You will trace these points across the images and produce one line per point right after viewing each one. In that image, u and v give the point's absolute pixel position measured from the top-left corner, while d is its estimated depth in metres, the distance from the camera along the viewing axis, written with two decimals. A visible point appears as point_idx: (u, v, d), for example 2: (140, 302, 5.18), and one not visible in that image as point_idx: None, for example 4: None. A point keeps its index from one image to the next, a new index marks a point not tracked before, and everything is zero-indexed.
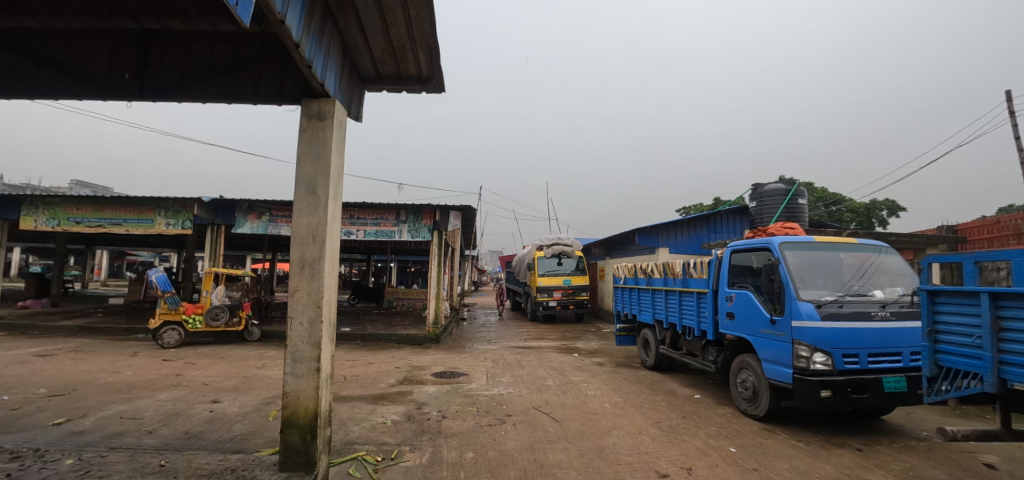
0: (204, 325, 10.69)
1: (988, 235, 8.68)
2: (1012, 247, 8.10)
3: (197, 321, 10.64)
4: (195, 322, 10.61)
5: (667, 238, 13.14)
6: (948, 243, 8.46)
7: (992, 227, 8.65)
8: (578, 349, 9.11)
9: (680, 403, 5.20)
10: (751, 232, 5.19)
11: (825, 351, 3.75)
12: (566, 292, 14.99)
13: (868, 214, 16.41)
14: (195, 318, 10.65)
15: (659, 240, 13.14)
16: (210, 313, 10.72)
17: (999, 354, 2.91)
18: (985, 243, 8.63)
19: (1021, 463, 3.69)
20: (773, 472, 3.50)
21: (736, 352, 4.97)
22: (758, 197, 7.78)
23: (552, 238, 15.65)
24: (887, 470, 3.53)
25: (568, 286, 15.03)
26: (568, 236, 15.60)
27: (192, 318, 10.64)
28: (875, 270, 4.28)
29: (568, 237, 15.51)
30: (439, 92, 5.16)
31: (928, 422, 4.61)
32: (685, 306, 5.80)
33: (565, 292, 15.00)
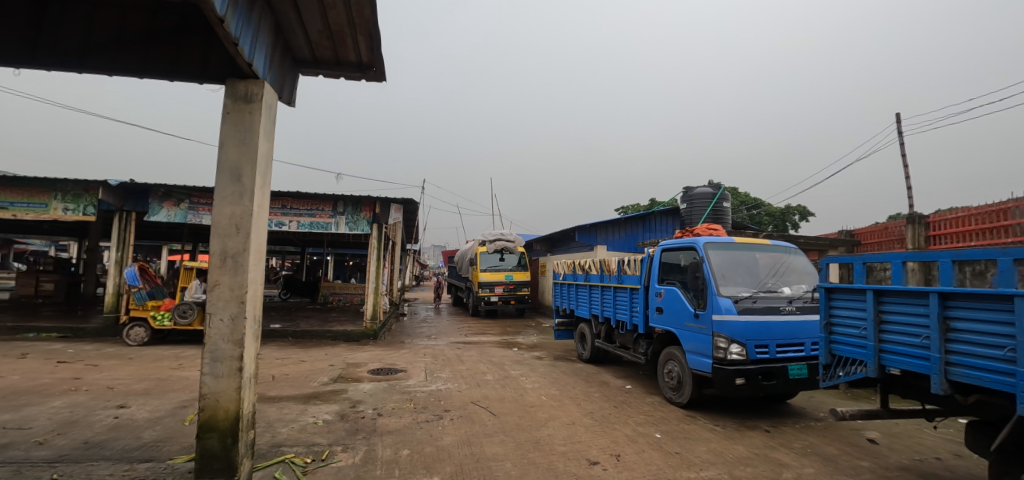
0: (171, 323, 9.87)
1: (878, 239, 9.89)
2: (896, 251, 9.28)
3: (164, 318, 9.88)
4: (162, 320, 9.88)
5: (606, 236, 13.68)
6: (847, 245, 9.48)
7: (882, 233, 9.86)
8: (517, 343, 9.23)
9: (612, 394, 5.45)
10: (680, 232, 5.52)
11: (740, 343, 4.09)
12: (509, 288, 15.15)
13: (783, 218, 18.13)
14: (164, 315, 9.88)
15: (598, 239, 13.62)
16: (176, 310, 9.72)
17: (880, 344, 3.32)
18: (875, 247, 9.83)
19: (895, 438, 4.26)
20: (693, 455, 3.77)
21: (663, 344, 5.28)
22: (688, 199, 8.28)
23: (496, 233, 15.72)
24: (789, 448, 3.93)
25: (510, 282, 15.19)
26: (511, 232, 15.73)
27: (161, 315, 9.88)
28: (785, 269, 4.71)
29: (511, 233, 15.64)
30: (380, 81, 5.00)
31: (824, 404, 5.17)
32: (619, 301, 6.07)
33: (507, 287, 15.15)
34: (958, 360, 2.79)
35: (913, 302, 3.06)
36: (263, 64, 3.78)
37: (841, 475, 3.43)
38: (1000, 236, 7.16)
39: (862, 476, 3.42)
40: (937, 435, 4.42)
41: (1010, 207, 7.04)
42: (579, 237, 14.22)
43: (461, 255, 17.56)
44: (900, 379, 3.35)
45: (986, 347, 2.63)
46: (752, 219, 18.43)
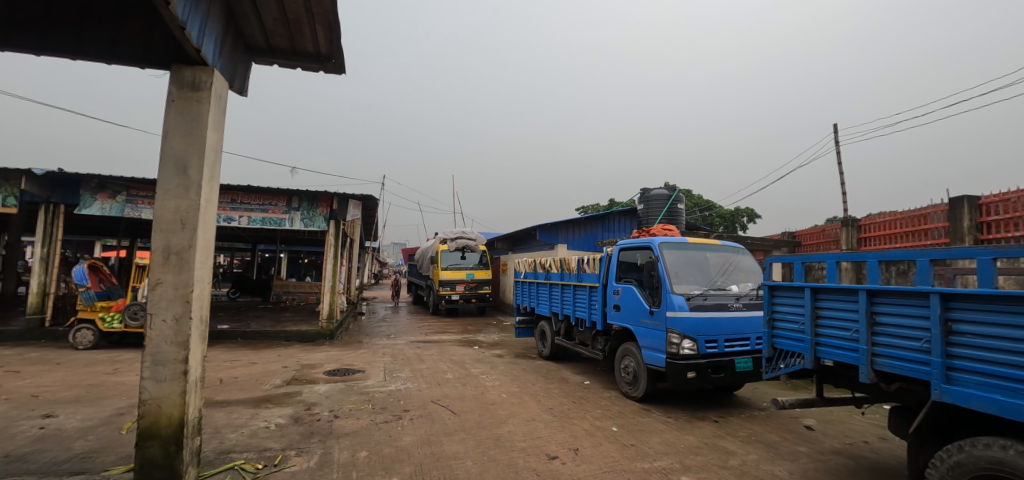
0: (121, 326, 9.21)
1: (817, 241, 10.61)
2: (832, 252, 9.99)
3: (113, 320, 9.21)
4: (111, 321, 9.20)
5: (567, 235, 13.92)
6: (788, 246, 10.13)
7: (820, 235, 10.59)
8: (478, 342, 9.23)
9: (571, 390, 5.57)
10: (637, 232, 5.70)
11: (691, 338, 4.28)
12: (469, 286, 15.15)
13: (733, 220, 19.09)
14: (114, 317, 9.21)
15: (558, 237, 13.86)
16: (127, 311, 9.07)
17: (815, 338, 3.58)
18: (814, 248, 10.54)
19: (829, 424, 4.60)
20: (647, 446, 3.92)
21: (620, 341, 5.45)
22: (645, 201, 8.55)
23: (458, 231, 15.64)
24: (735, 437, 4.17)
25: (471, 280, 15.18)
26: (473, 231, 15.69)
27: (110, 316, 9.20)
28: (734, 267, 4.96)
29: (473, 231, 15.60)
30: (339, 73, 4.86)
31: (767, 395, 5.51)
32: (578, 299, 6.21)
33: (468, 286, 15.14)
34: (884, 351, 3.05)
35: (845, 298, 3.31)
36: (213, 50, 3.57)
37: (781, 460, 3.67)
38: (920, 238, 7.89)
39: (799, 460, 3.68)
40: (865, 420, 4.81)
41: (929, 212, 7.73)
42: (541, 236, 14.39)
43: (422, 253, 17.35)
44: (832, 369, 3.62)
45: (908, 338, 2.89)
46: (705, 220, 19.25)
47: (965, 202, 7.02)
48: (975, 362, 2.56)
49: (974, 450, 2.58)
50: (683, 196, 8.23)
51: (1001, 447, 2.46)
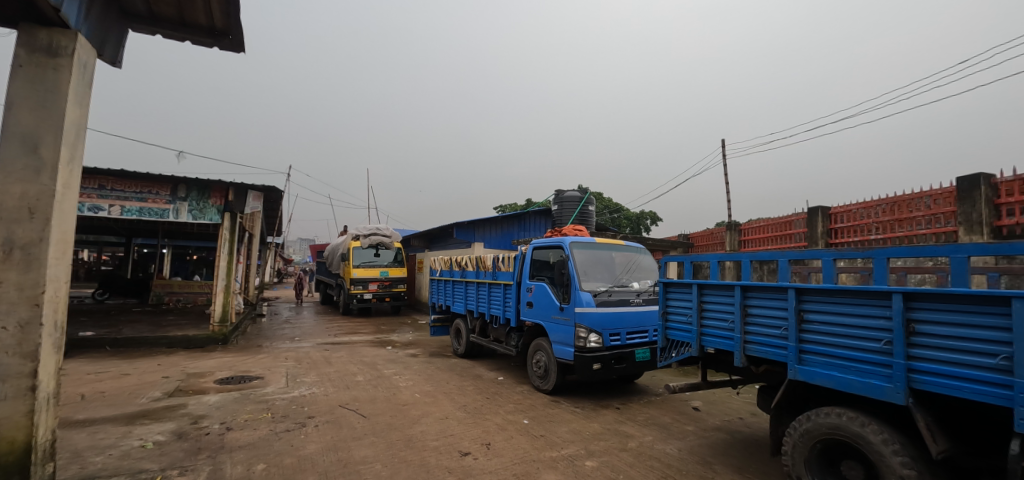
0: None
1: (706, 243, 11.93)
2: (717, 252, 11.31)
3: None
4: None
5: (484, 234, 14.08)
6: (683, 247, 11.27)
7: (708, 237, 11.92)
8: (391, 342, 8.97)
9: (485, 386, 5.67)
10: (549, 231, 5.92)
11: (597, 332, 4.59)
12: (383, 285, 14.68)
13: (638, 222, 20.73)
14: None
15: (474, 236, 13.90)
16: None
17: (700, 329, 3.97)
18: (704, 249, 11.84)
19: (711, 404, 5.22)
20: (555, 436, 4.12)
21: (533, 336, 5.66)
22: (559, 201, 8.93)
23: (371, 227, 15.02)
24: (634, 421, 4.55)
25: (385, 278, 14.71)
26: (387, 227, 15.17)
27: None
28: (635, 266, 5.38)
29: (387, 228, 15.09)
30: (237, 52, 4.42)
31: (662, 381, 6.08)
32: (493, 297, 6.33)
33: (381, 285, 14.66)
34: (755, 339, 3.49)
35: (726, 293, 3.72)
36: (76, 11, 3.05)
37: (672, 439, 4.08)
38: (786, 241, 9.26)
39: (686, 438, 4.12)
40: (739, 399, 5.54)
41: (793, 220, 9.09)
42: (456, 233, 14.25)
43: (332, 250, 16.40)
44: (713, 356, 4.07)
45: (774, 327, 3.36)
46: (613, 222, 20.55)
47: (819, 212, 8.35)
48: (822, 346, 3.08)
49: (818, 418, 3.07)
50: (593, 198, 8.77)
51: (837, 414, 2.98)
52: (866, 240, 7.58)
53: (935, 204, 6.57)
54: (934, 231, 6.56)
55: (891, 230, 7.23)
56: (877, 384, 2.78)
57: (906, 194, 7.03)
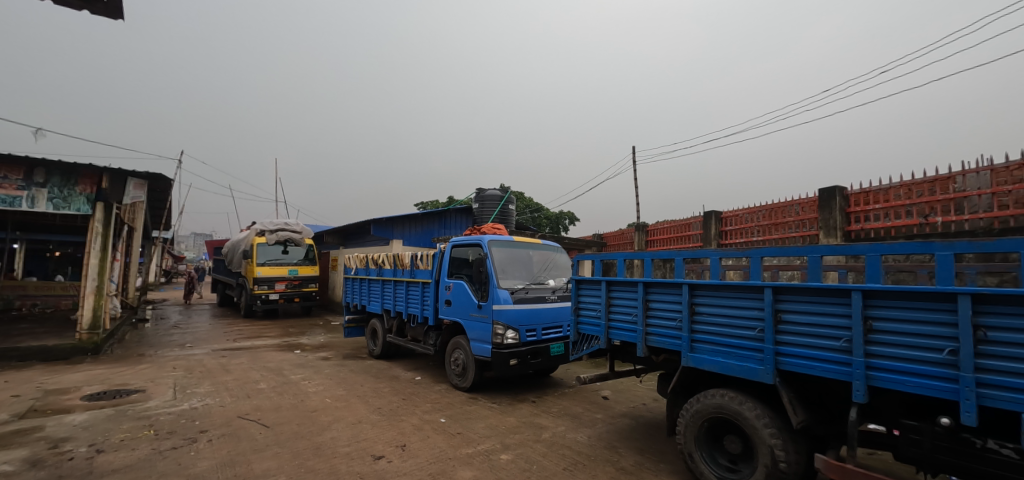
0: None
1: (617, 242, 12.72)
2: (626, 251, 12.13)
3: None
4: None
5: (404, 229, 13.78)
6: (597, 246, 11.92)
7: (619, 236, 12.73)
8: (300, 345, 8.41)
9: (401, 387, 5.54)
10: (468, 229, 5.90)
11: (514, 328, 4.69)
12: (292, 284, 13.77)
13: (557, 221, 21.59)
14: None
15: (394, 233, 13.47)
16: None
17: (608, 322, 4.19)
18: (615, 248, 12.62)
19: (619, 392, 5.58)
20: (472, 432, 4.15)
21: (451, 334, 5.64)
22: (480, 199, 8.98)
23: (279, 222, 14.00)
24: (548, 413, 4.72)
25: (294, 277, 13.79)
26: (296, 222, 14.24)
27: None
28: (552, 264, 5.54)
29: (297, 223, 14.15)
30: (113, 19, 3.84)
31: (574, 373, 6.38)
32: (411, 296, 6.20)
33: (289, 284, 13.72)
34: (655, 330, 3.78)
35: (631, 288, 3.97)
36: None
37: (582, 427, 4.30)
38: (686, 241, 10.18)
39: (595, 426, 4.37)
40: (643, 386, 5.98)
41: (692, 222, 10.01)
42: (376, 232, 13.61)
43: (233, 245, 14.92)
44: (619, 347, 4.33)
45: (671, 319, 3.67)
46: (533, 221, 21.06)
47: (713, 215, 9.27)
48: (709, 335, 3.42)
49: (705, 399, 3.40)
50: (513, 197, 8.94)
51: (720, 395, 3.33)
52: (749, 241, 8.57)
53: (803, 211, 7.61)
54: (801, 234, 7.61)
55: (769, 233, 8.26)
56: (753, 366, 3.16)
57: (781, 202, 8.07)
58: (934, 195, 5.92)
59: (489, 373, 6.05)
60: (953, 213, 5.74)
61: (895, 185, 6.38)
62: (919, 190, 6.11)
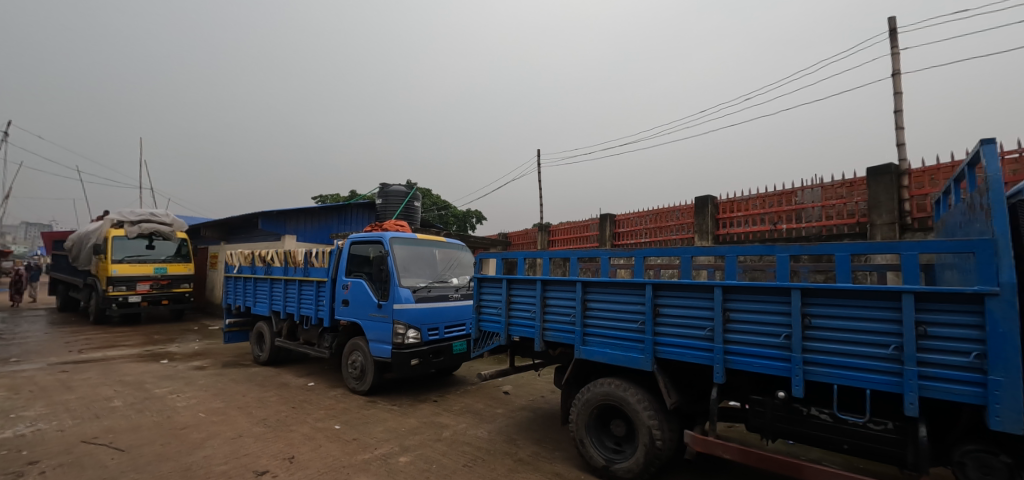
0: None
1: (521, 241, 13.15)
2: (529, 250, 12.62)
3: None
4: None
5: (296, 226, 13.04)
6: (502, 244, 12.20)
7: (523, 236, 13.17)
8: (168, 355, 7.38)
9: (291, 394, 5.15)
10: (369, 225, 5.65)
11: (416, 327, 4.62)
12: (158, 284, 12.05)
13: (464, 219, 21.73)
14: None
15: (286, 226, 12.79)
16: None
17: (508, 319, 4.29)
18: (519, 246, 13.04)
19: (519, 387, 5.77)
20: (369, 437, 3.99)
21: (349, 336, 5.39)
22: (383, 195, 8.66)
23: (144, 212, 12.23)
24: (450, 411, 4.72)
25: (161, 277, 12.07)
26: (166, 214, 12.49)
27: None
28: (456, 262, 5.51)
29: (168, 214, 12.45)
30: None
31: (476, 369, 6.48)
32: (305, 295, 5.80)
33: (156, 284, 12.02)
34: (551, 326, 3.96)
35: (530, 286, 4.12)
36: None
37: (483, 423, 4.37)
38: (583, 241, 10.86)
39: (495, 421, 4.46)
40: (542, 379, 6.27)
41: (589, 224, 10.72)
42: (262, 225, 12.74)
43: (81, 237, 12.56)
44: (518, 343, 4.45)
45: (566, 314, 3.88)
46: (441, 219, 20.85)
47: (608, 218, 10.01)
48: (599, 328, 3.68)
49: (595, 388, 3.65)
50: (419, 194, 8.81)
51: (608, 383, 3.59)
52: (637, 242, 9.39)
53: (682, 216, 8.51)
54: (681, 237, 8.50)
55: (655, 235, 9.12)
56: (635, 356, 3.46)
57: (665, 208, 8.95)
58: (781, 206, 7.01)
59: (390, 374, 5.88)
60: (794, 222, 6.86)
61: (753, 197, 7.44)
62: (770, 201, 7.21)
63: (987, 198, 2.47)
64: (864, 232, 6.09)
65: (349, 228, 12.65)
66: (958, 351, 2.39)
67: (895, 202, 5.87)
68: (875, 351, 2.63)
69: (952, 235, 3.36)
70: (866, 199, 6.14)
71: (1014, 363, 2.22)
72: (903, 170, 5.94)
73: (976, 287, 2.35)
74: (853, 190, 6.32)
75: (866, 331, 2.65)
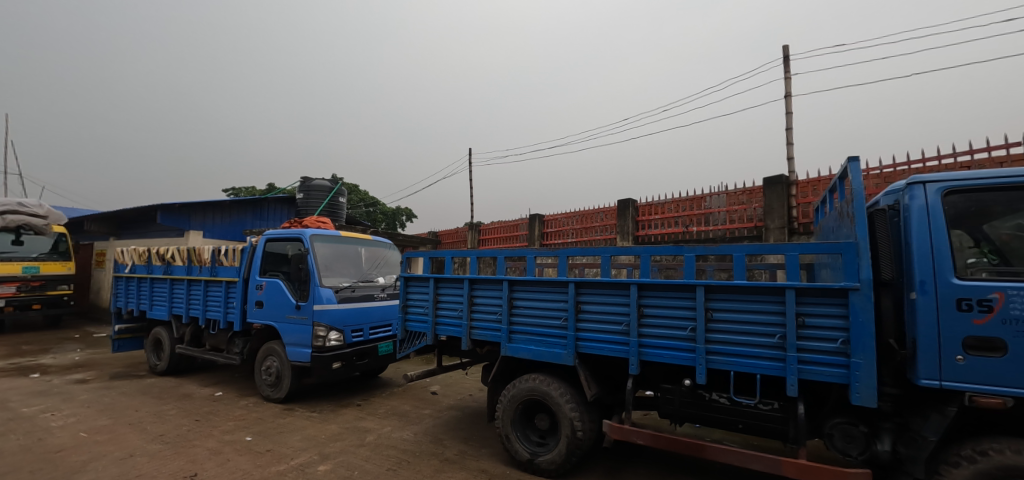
0: None
1: (452, 239, 13.07)
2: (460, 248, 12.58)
3: None
4: None
5: (203, 222, 11.49)
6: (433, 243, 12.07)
7: (454, 234, 13.10)
8: (37, 368, 6.37)
9: (195, 406, 4.69)
10: (288, 222, 5.31)
11: (338, 329, 4.42)
12: (27, 285, 10.31)
13: (394, 216, 21.12)
14: None
15: (191, 224, 11.25)
16: None
17: (435, 318, 4.26)
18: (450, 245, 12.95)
19: (447, 386, 5.75)
20: (285, 447, 3.75)
21: (263, 340, 5.03)
22: (305, 190, 8.16)
23: (8, 201, 10.50)
24: (374, 415, 4.58)
25: (31, 277, 10.40)
26: (37, 205, 10.91)
27: None
28: (383, 261, 5.34)
29: (40, 205, 10.84)
30: None
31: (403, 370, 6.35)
32: (212, 297, 5.32)
33: (24, 285, 10.29)
34: (478, 324, 4.00)
35: (457, 285, 4.12)
36: None
37: (409, 425, 4.29)
38: (513, 241, 11.05)
39: (422, 422, 4.40)
40: (471, 377, 6.30)
41: (519, 224, 10.94)
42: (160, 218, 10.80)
43: None
44: (445, 342, 4.43)
45: (493, 313, 3.93)
46: (369, 217, 20.06)
47: (536, 219, 10.28)
48: (524, 326, 3.77)
49: (520, 384, 3.73)
50: (344, 190, 8.43)
51: (533, 379, 3.69)
52: (564, 242, 9.74)
53: (606, 218, 8.95)
54: (605, 237, 8.95)
55: (581, 235, 9.52)
56: (558, 351, 3.60)
57: (590, 209, 9.37)
58: (692, 210, 7.66)
59: (309, 379, 5.58)
60: (703, 224, 7.51)
61: (668, 201, 8.03)
62: (683, 205, 7.84)
63: (853, 207, 2.87)
64: (759, 235, 6.82)
65: (265, 224, 11.90)
66: (828, 338, 2.77)
67: (785, 208, 6.64)
68: (763, 340, 2.96)
69: (826, 239, 3.86)
70: (762, 205, 6.90)
71: (870, 347, 2.63)
72: (791, 181, 6.74)
73: (842, 282, 2.74)
74: (752, 196, 7.07)
75: (757, 323, 2.98)
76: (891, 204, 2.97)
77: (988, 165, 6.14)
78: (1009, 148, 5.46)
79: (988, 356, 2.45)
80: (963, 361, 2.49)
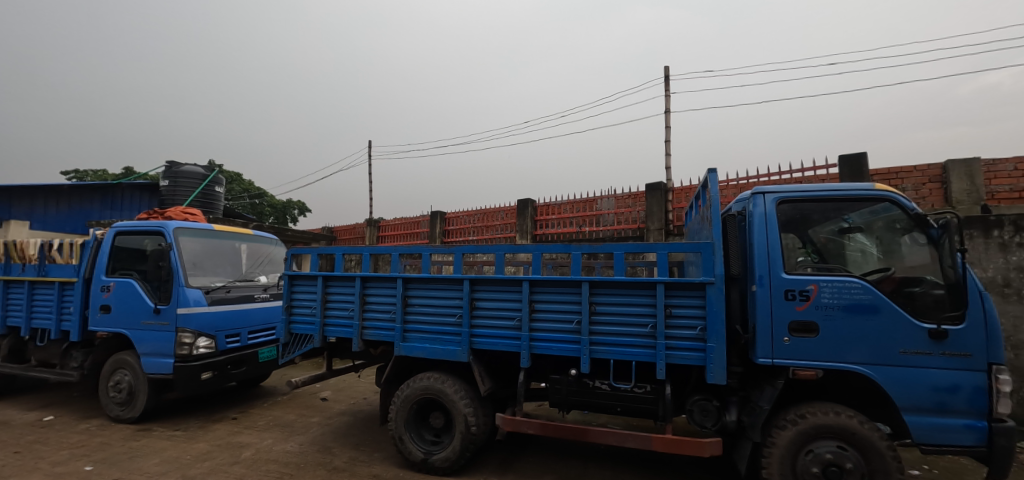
0: None
1: (350, 236, 12.39)
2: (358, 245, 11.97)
3: None
4: None
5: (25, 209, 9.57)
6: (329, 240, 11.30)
7: (351, 231, 12.42)
8: None
9: (13, 435, 3.86)
10: (146, 213, 4.62)
11: (208, 335, 3.96)
12: None
13: (283, 210, 19.33)
14: None
15: (12, 213, 9.98)
16: None
17: (324, 319, 4.02)
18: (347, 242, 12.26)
19: (339, 391, 5.46)
20: (138, 473, 3.27)
21: (110, 351, 4.31)
22: (172, 176, 7.14)
23: None
24: (253, 428, 4.19)
25: None
26: None
27: None
28: (266, 258, 4.89)
29: None
30: None
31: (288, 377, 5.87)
32: (39, 302, 4.42)
33: None
34: (371, 324, 3.87)
35: (349, 283, 3.94)
36: None
37: (293, 436, 4.00)
38: (414, 238, 10.82)
39: (309, 431, 4.14)
40: (365, 380, 6.06)
41: (421, 221, 10.77)
42: None
43: None
44: (335, 344, 4.20)
45: (387, 312, 3.83)
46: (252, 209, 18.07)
47: (439, 215, 10.21)
48: (420, 324, 3.74)
49: (414, 383, 3.70)
50: (221, 178, 7.55)
51: (428, 378, 3.68)
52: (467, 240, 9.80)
53: (506, 217, 9.20)
54: (505, 236, 9.20)
55: (482, 233, 9.65)
56: (453, 348, 3.63)
57: (492, 208, 9.55)
58: (585, 212, 8.22)
59: (173, 394, 4.91)
60: (594, 225, 8.11)
61: (564, 202, 8.52)
62: (577, 206, 8.37)
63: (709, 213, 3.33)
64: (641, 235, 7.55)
65: (115, 215, 9.98)
66: (688, 327, 3.19)
67: (663, 212, 7.45)
68: (637, 330, 3.30)
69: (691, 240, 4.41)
70: (644, 209, 7.66)
71: (721, 333, 3.08)
72: (667, 188, 7.59)
73: (700, 277, 3.16)
74: (636, 200, 7.82)
75: (633, 315, 3.31)
76: (740, 211, 3.48)
77: (810, 181, 7.56)
78: (824, 168, 6.77)
79: (806, 336, 3.02)
80: (789, 341, 3.04)
